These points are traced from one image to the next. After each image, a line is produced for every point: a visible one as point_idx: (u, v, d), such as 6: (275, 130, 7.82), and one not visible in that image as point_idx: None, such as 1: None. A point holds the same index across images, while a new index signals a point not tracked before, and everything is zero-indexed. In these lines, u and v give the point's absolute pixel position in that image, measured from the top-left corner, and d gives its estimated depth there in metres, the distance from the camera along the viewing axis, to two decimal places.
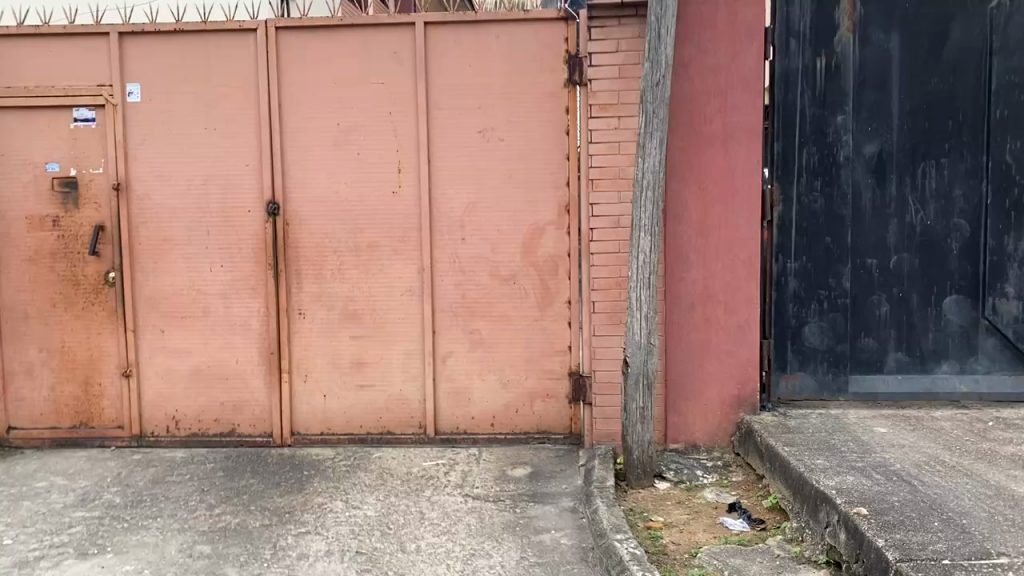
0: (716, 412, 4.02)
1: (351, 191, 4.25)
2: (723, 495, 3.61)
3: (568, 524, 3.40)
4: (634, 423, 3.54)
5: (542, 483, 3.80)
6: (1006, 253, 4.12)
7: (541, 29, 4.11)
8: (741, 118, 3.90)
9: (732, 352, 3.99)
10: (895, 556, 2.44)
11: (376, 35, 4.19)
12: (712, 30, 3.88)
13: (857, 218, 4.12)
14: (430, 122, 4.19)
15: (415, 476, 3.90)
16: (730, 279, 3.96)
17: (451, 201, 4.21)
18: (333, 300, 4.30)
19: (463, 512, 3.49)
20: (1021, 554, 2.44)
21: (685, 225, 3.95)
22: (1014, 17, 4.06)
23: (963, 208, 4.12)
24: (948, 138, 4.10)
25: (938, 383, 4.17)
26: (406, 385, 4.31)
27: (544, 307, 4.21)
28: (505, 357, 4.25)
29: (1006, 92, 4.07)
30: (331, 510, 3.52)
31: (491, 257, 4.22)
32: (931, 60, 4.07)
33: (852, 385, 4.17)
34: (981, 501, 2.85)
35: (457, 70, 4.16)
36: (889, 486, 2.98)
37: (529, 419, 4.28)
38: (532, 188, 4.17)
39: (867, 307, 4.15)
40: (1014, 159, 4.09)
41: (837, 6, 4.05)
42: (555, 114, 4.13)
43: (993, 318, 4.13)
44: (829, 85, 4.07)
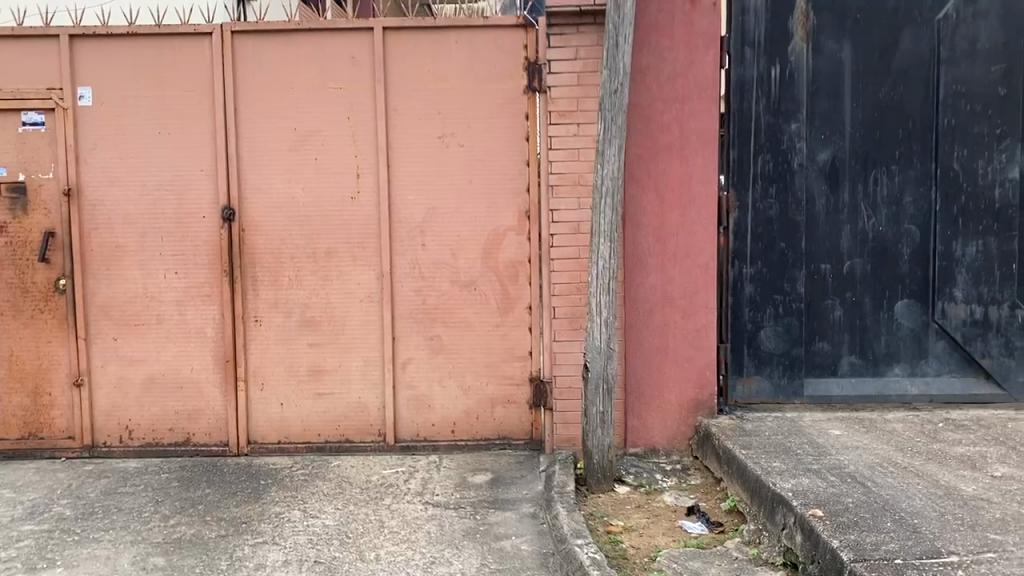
0: (675, 415, 4.05)
1: (309, 197, 4.21)
2: (681, 498, 3.64)
3: (529, 529, 3.40)
4: (595, 427, 3.56)
5: (502, 489, 3.79)
6: (955, 258, 4.21)
7: (500, 35, 4.12)
8: (698, 125, 3.95)
9: (689, 356, 4.02)
10: (849, 557, 2.48)
11: (334, 40, 4.16)
12: (669, 39, 3.93)
13: (811, 223, 4.19)
14: (389, 127, 4.17)
15: (374, 484, 3.87)
16: (688, 284, 4.00)
17: (410, 207, 4.20)
18: (290, 306, 4.26)
19: (423, 520, 3.47)
20: (970, 552, 2.50)
21: (643, 232, 3.98)
22: (961, 28, 4.15)
23: (913, 214, 4.21)
24: (898, 145, 4.19)
25: (890, 385, 4.24)
26: (365, 392, 4.27)
27: (505, 313, 4.21)
28: (466, 364, 4.24)
29: (953, 102, 4.16)
30: (289, 520, 3.48)
31: (452, 263, 4.21)
32: (881, 70, 4.16)
33: (807, 388, 4.23)
34: (932, 501, 2.91)
35: (417, 75, 4.15)
36: (844, 488, 3.04)
37: (490, 425, 4.27)
38: (492, 194, 4.17)
39: (821, 312, 4.22)
40: (962, 167, 4.19)
41: (790, 16, 4.12)
42: (515, 120, 4.14)
43: (942, 321, 4.23)
44: (783, 93, 4.13)
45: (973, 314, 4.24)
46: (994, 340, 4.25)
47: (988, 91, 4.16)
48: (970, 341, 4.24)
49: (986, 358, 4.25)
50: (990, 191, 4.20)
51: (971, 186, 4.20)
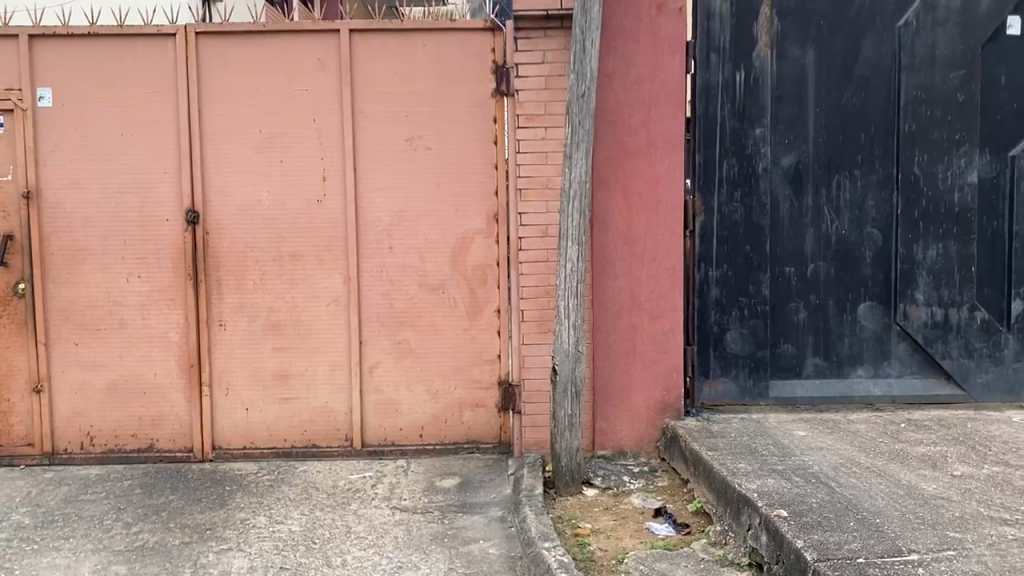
0: (642, 417, 4.07)
1: (275, 200, 4.18)
2: (649, 500, 3.66)
3: (497, 533, 3.39)
4: (563, 430, 3.57)
5: (471, 493, 3.79)
6: (916, 261, 4.28)
7: (468, 38, 4.12)
8: (664, 130, 3.99)
9: (657, 359, 4.05)
10: (813, 556, 2.51)
11: (300, 42, 4.13)
12: (636, 43, 3.96)
13: (775, 227, 4.24)
14: (356, 130, 4.15)
15: (341, 489, 3.84)
16: (655, 286, 4.03)
17: (378, 210, 4.18)
18: (255, 310, 4.22)
19: (390, 525, 3.45)
20: (930, 551, 2.54)
21: (611, 235, 4.00)
22: (921, 35, 4.21)
23: (875, 218, 4.28)
24: (860, 150, 4.25)
25: (854, 386, 4.30)
26: (332, 397, 4.24)
27: (474, 317, 4.21)
28: (434, 367, 4.23)
29: (914, 107, 4.23)
30: (255, 526, 3.44)
31: (419, 267, 4.20)
32: (843, 76, 4.22)
33: (772, 389, 4.28)
34: (894, 500, 2.96)
35: (384, 78, 4.14)
36: (808, 488, 3.07)
37: (458, 429, 4.26)
38: (460, 197, 4.16)
39: (786, 314, 4.28)
40: (922, 172, 4.26)
41: (755, 22, 4.17)
42: (483, 123, 4.14)
43: (904, 323, 4.29)
44: (748, 98, 4.18)
45: (934, 316, 4.31)
46: (954, 342, 4.32)
47: (947, 97, 4.23)
48: (931, 343, 4.31)
49: (946, 359, 4.32)
50: (950, 195, 4.27)
51: (931, 190, 4.27)
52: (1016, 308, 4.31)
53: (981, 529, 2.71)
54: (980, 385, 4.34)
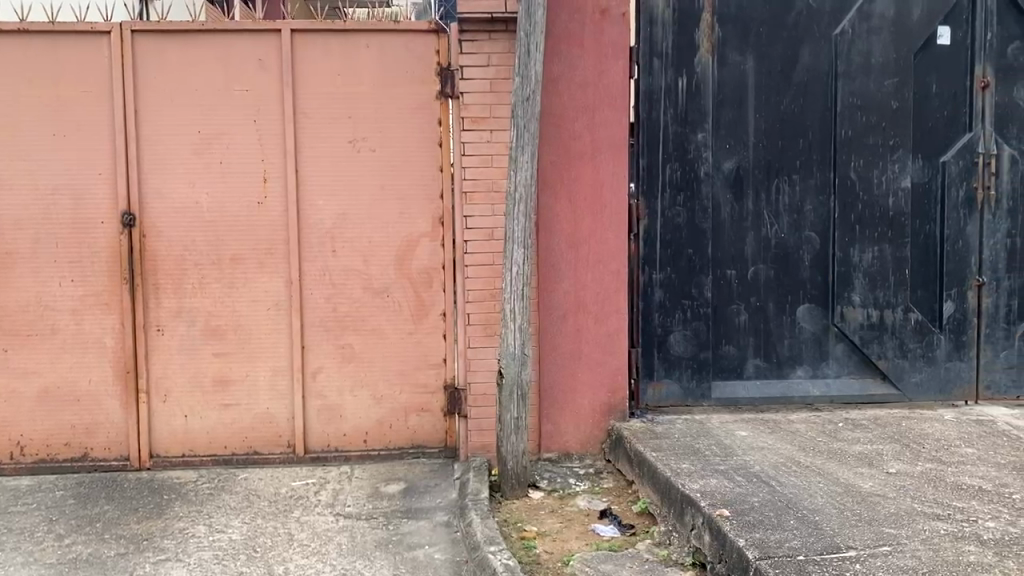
0: (588, 419, 4.09)
1: (214, 202, 4.10)
2: (594, 501, 3.68)
3: (442, 538, 3.37)
4: (509, 433, 3.56)
5: (416, 498, 3.76)
6: (853, 263, 4.37)
7: (411, 40, 4.09)
8: (609, 134, 4.02)
9: (602, 361, 4.07)
10: (754, 555, 2.55)
11: (239, 41, 4.06)
12: (580, 48, 3.98)
13: (717, 230, 4.31)
14: (298, 131, 4.09)
15: (284, 496, 3.78)
16: (601, 289, 4.05)
17: (320, 213, 4.12)
18: (193, 314, 4.12)
19: (334, 531, 3.41)
20: (867, 547, 2.60)
21: (556, 238, 4.02)
22: (856, 43, 4.30)
23: (813, 222, 4.36)
24: (799, 155, 4.34)
25: (793, 387, 4.39)
26: (273, 402, 4.17)
27: (419, 320, 4.18)
28: (378, 372, 4.18)
29: (851, 114, 4.32)
30: (194, 535, 3.36)
31: (363, 270, 4.15)
32: (782, 82, 4.30)
33: (714, 390, 4.34)
34: (832, 498, 3.02)
35: (326, 79, 4.08)
36: (750, 487, 3.12)
37: (403, 434, 4.22)
38: (404, 199, 4.13)
39: (727, 316, 4.34)
40: (858, 176, 4.35)
41: (696, 28, 4.23)
42: (427, 125, 4.11)
43: (842, 325, 4.38)
44: (690, 103, 4.24)
45: (870, 317, 4.40)
46: (890, 342, 4.42)
47: (882, 103, 4.33)
48: (867, 343, 4.40)
49: (882, 359, 4.42)
50: (885, 200, 4.37)
51: (867, 195, 4.36)
52: (948, 309, 4.44)
53: (915, 524, 2.78)
54: (914, 384, 4.45)
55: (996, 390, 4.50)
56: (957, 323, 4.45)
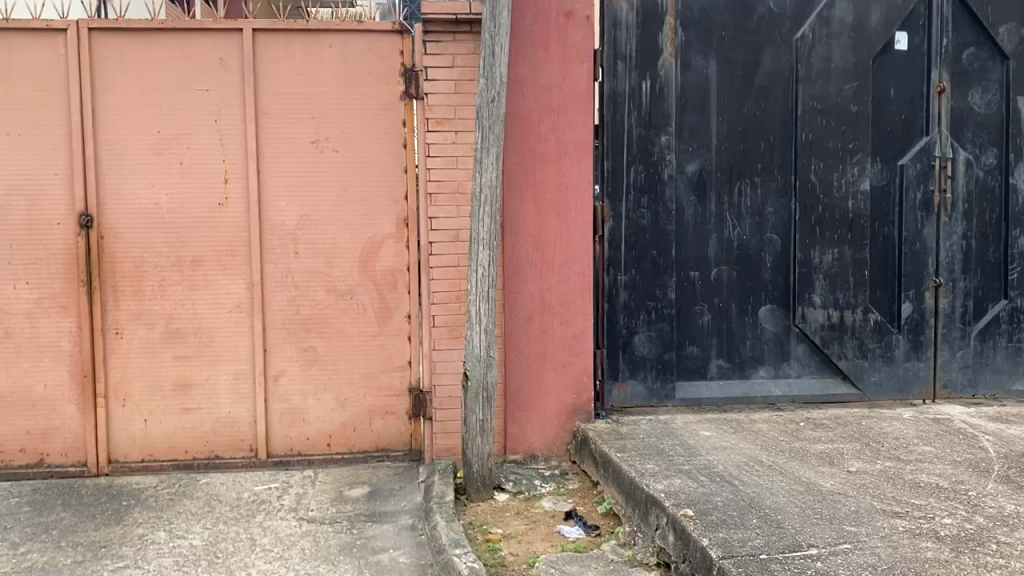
0: (553, 421, 4.10)
1: (174, 203, 4.04)
2: (559, 503, 3.69)
3: (407, 542, 3.35)
4: (474, 436, 3.55)
5: (380, 502, 3.73)
6: (813, 265, 4.43)
7: (375, 40, 4.06)
8: (574, 136, 4.03)
9: (567, 362, 4.08)
10: (718, 554, 2.57)
11: (200, 40, 4.00)
12: (544, 50, 3.99)
13: (680, 232, 4.34)
14: (260, 131, 4.05)
15: (246, 502, 3.73)
16: (566, 291, 4.06)
17: (283, 214, 4.08)
18: (153, 317, 4.06)
19: (297, 536, 3.37)
20: (828, 545, 2.63)
21: (522, 240, 4.02)
22: (816, 48, 4.36)
23: (774, 224, 4.41)
24: (760, 158, 4.38)
25: (755, 387, 4.44)
26: (235, 406, 4.11)
27: (384, 323, 4.15)
28: (341, 375, 4.14)
29: (811, 118, 4.38)
30: (153, 542, 3.30)
31: (327, 272, 4.11)
32: (744, 86, 4.35)
33: (678, 390, 4.37)
34: (794, 497, 3.05)
35: (288, 79, 4.04)
36: (713, 487, 3.14)
37: (368, 438, 4.18)
38: (368, 201, 4.10)
39: (691, 317, 4.37)
40: (819, 179, 4.41)
41: (659, 32, 4.26)
42: (391, 127, 4.09)
43: (803, 325, 4.44)
44: (653, 106, 4.27)
45: (830, 318, 4.46)
46: (850, 342, 4.48)
47: (841, 108, 4.40)
48: (828, 344, 4.46)
49: (842, 359, 4.48)
50: (844, 202, 4.44)
51: (827, 198, 4.42)
52: (906, 310, 4.51)
53: (874, 521, 2.83)
54: (873, 384, 4.52)
55: (953, 389, 4.59)
56: (916, 323, 4.53)
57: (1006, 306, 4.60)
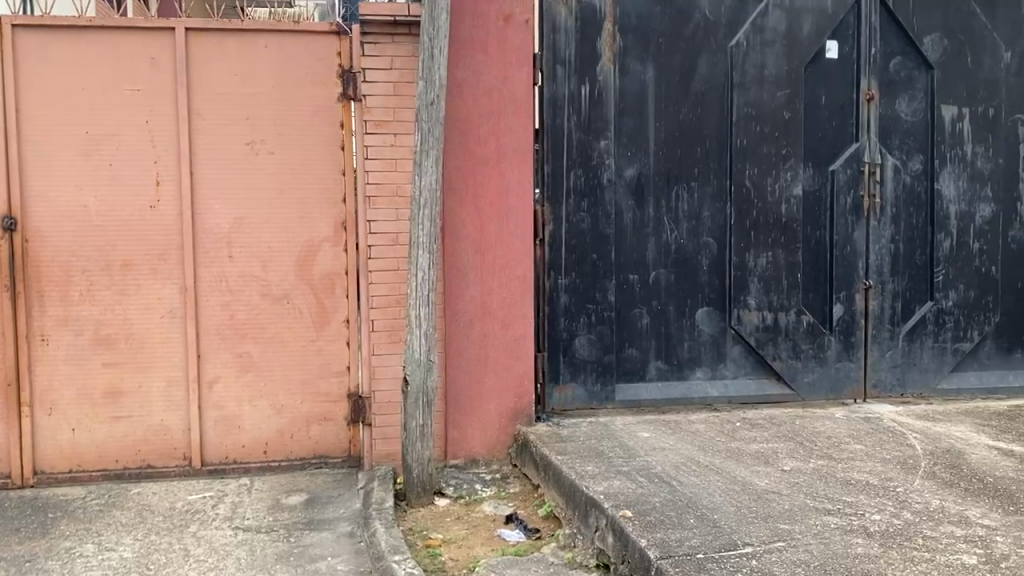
0: (494, 425, 4.09)
1: (103, 206, 3.93)
2: (500, 507, 3.69)
3: (345, 549, 3.31)
4: (414, 441, 3.53)
5: (318, 509, 3.68)
6: (748, 268, 4.52)
7: (312, 41, 4.02)
8: (513, 140, 4.04)
9: (508, 365, 4.08)
10: (656, 555, 2.60)
11: (130, 40, 3.90)
12: (484, 53, 3.99)
13: (619, 236, 4.39)
14: (193, 132, 3.96)
15: (179, 511, 3.64)
16: (507, 295, 4.06)
17: (216, 217, 4.00)
18: (80, 323, 3.94)
19: (233, 546, 3.30)
20: (763, 543, 2.68)
21: (462, 243, 4.01)
22: (751, 55, 4.45)
23: (710, 228, 4.49)
24: (696, 164, 4.45)
25: (693, 388, 4.50)
26: (168, 414, 4.02)
27: (321, 327, 4.09)
28: (278, 381, 4.07)
29: (746, 124, 4.47)
30: (82, 555, 3.20)
31: (263, 276, 4.04)
32: (681, 92, 4.41)
33: (618, 392, 4.41)
34: (730, 496, 3.10)
35: (222, 79, 3.97)
36: (651, 488, 3.18)
37: (305, 444, 4.12)
38: (305, 203, 4.05)
39: (630, 320, 4.42)
40: (753, 184, 4.50)
41: (598, 37, 4.30)
42: (329, 129, 4.04)
43: (738, 327, 4.52)
44: (593, 111, 4.30)
45: (765, 320, 4.55)
46: (783, 344, 4.58)
47: (774, 114, 4.49)
48: (762, 345, 4.55)
49: (776, 360, 4.58)
50: (778, 207, 4.53)
51: (761, 203, 4.51)
52: (838, 312, 4.62)
53: (807, 519, 2.89)
54: (806, 384, 4.63)
55: (882, 388, 4.71)
56: (847, 324, 4.64)
57: (932, 307, 4.73)
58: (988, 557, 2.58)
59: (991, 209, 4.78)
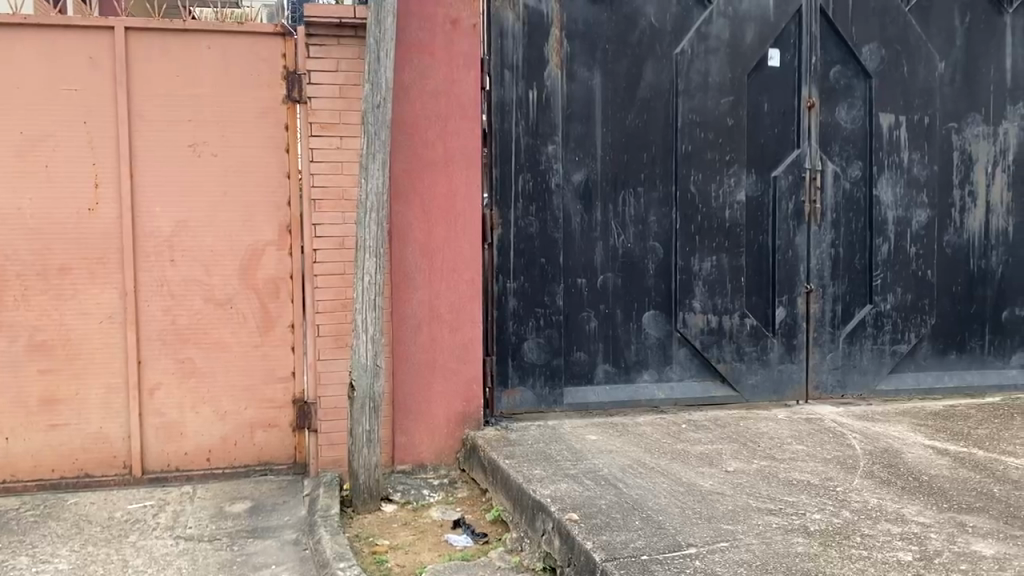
0: (442, 429, 4.08)
1: (38, 208, 3.83)
2: (448, 512, 3.70)
3: (290, 557, 3.27)
4: (361, 447, 3.51)
5: (262, 517, 3.63)
6: (693, 272, 4.58)
7: (256, 42, 3.97)
8: (461, 144, 4.04)
9: (456, 370, 4.08)
10: (601, 557, 2.62)
11: (67, 38, 3.81)
12: (431, 57, 3.99)
13: (567, 240, 4.41)
14: (133, 134, 3.88)
15: (118, 521, 3.56)
16: (455, 298, 4.06)
17: (157, 220, 3.92)
18: (15, 329, 3.84)
19: (174, 555, 3.24)
20: (706, 544, 2.72)
21: (410, 247, 4.00)
22: (695, 63, 4.52)
23: (657, 232, 4.54)
24: (643, 169, 4.50)
25: (640, 391, 4.55)
26: (107, 421, 3.92)
27: (265, 332, 4.04)
28: (221, 387, 4.01)
29: (690, 130, 4.53)
30: (15, 567, 3.11)
31: (205, 280, 3.98)
32: (627, 98, 4.46)
33: (566, 396, 4.44)
34: (675, 498, 3.14)
35: (163, 80, 3.89)
36: (597, 491, 3.20)
37: (249, 451, 4.06)
38: (249, 207, 3.99)
39: (578, 323, 4.46)
40: (697, 190, 4.57)
41: (545, 43, 4.33)
42: (273, 131, 3.99)
43: (684, 330, 4.58)
44: (540, 116, 4.33)
45: (709, 323, 4.62)
46: (728, 346, 4.65)
47: (718, 121, 4.57)
48: (707, 348, 4.62)
49: (721, 362, 4.65)
50: (721, 212, 4.61)
51: (706, 208, 4.59)
52: (780, 315, 4.71)
53: (750, 519, 2.94)
54: (750, 386, 4.71)
55: (824, 389, 4.82)
56: (789, 328, 4.74)
57: (871, 310, 4.85)
58: (922, 554, 2.66)
59: (927, 214, 4.91)
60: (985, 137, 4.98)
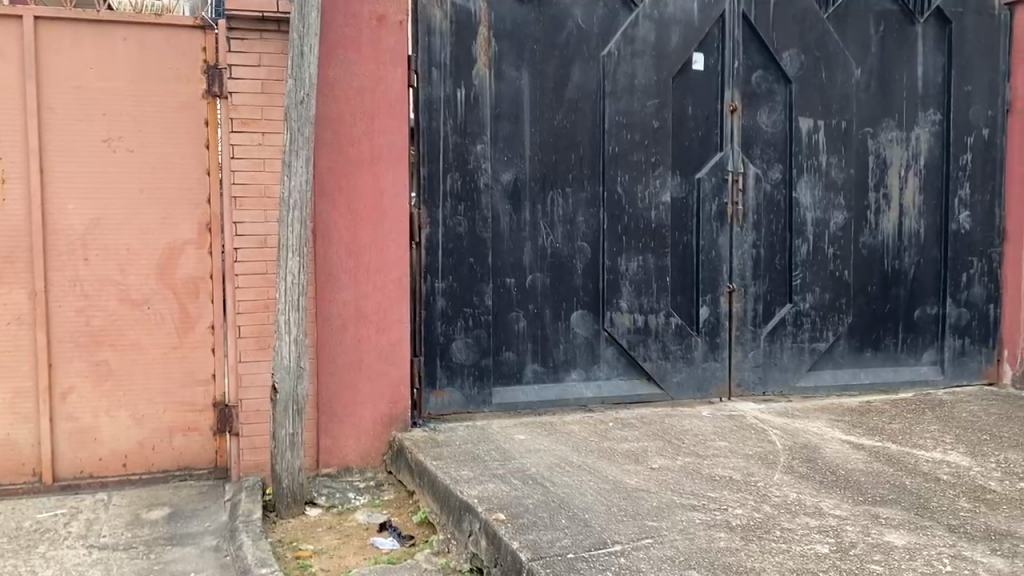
0: (369, 431, 4.03)
1: None
2: (373, 515, 3.65)
3: (209, 564, 3.18)
4: (284, 450, 3.44)
5: (181, 523, 3.53)
6: (620, 272, 4.64)
7: (174, 35, 3.85)
8: (387, 142, 4.00)
9: (383, 371, 4.03)
10: (527, 556, 2.62)
11: None
12: (357, 53, 3.94)
13: (496, 239, 4.41)
14: (43, 128, 3.73)
15: (26, 531, 3.41)
16: (381, 299, 4.02)
17: (70, 217, 3.78)
18: None
19: (86, 566, 3.12)
20: (631, 541, 2.75)
21: (335, 247, 3.94)
22: (622, 65, 4.57)
23: (584, 232, 4.58)
24: (571, 170, 4.53)
25: (568, 390, 4.58)
26: (15, 427, 3.76)
27: (184, 334, 3.92)
28: (138, 390, 3.88)
29: (617, 131, 4.58)
30: None
31: (120, 280, 3.84)
32: (555, 98, 4.48)
33: (494, 396, 4.43)
34: (601, 496, 3.17)
35: (76, 72, 3.75)
36: (525, 490, 3.21)
37: (168, 456, 3.95)
38: (167, 204, 3.87)
39: (507, 323, 4.46)
40: (624, 191, 4.62)
41: (473, 41, 4.31)
42: (192, 127, 3.88)
43: (611, 330, 4.63)
44: (468, 115, 4.31)
45: (636, 323, 4.68)
46: (653, 345, 4.72)
47: (644, 123, 4.63)
48: (634, 347, 4.68)
49: (648, 361, 4.72)
50: (648, 213, 4.67)
51: (632, 208, 4.64)
52: (704, 314, 4.81)
53: (674, 515, 2.99)
54: (675, 384, 4.78)
55: (746, 387, 4.93)
56: (712, 326, 4.83)
57: (791, 309, 4.98)
58: (838, 545, 2.74)
59: (844, 216, 5.07)
60: (898, 142, 5.16)
